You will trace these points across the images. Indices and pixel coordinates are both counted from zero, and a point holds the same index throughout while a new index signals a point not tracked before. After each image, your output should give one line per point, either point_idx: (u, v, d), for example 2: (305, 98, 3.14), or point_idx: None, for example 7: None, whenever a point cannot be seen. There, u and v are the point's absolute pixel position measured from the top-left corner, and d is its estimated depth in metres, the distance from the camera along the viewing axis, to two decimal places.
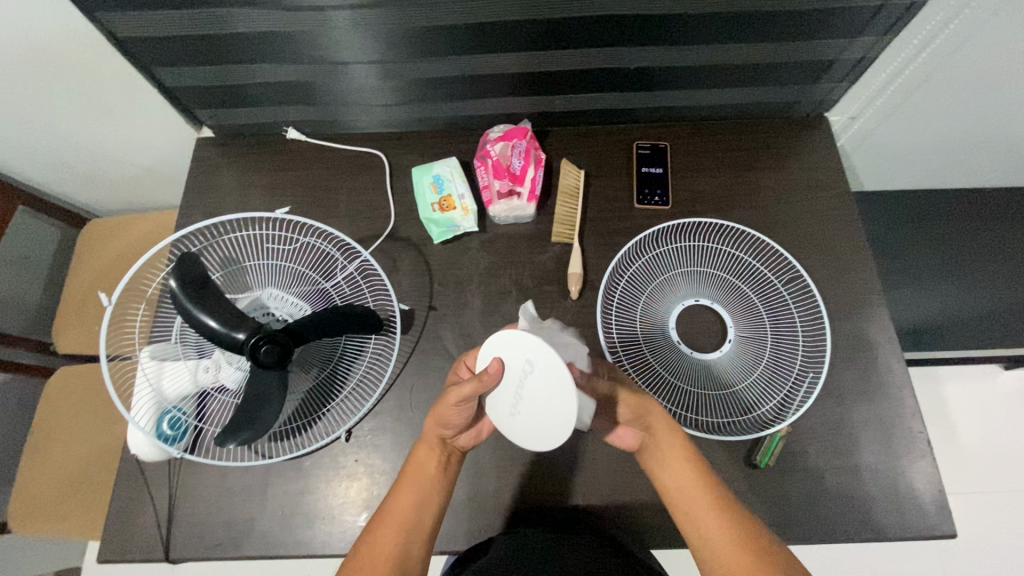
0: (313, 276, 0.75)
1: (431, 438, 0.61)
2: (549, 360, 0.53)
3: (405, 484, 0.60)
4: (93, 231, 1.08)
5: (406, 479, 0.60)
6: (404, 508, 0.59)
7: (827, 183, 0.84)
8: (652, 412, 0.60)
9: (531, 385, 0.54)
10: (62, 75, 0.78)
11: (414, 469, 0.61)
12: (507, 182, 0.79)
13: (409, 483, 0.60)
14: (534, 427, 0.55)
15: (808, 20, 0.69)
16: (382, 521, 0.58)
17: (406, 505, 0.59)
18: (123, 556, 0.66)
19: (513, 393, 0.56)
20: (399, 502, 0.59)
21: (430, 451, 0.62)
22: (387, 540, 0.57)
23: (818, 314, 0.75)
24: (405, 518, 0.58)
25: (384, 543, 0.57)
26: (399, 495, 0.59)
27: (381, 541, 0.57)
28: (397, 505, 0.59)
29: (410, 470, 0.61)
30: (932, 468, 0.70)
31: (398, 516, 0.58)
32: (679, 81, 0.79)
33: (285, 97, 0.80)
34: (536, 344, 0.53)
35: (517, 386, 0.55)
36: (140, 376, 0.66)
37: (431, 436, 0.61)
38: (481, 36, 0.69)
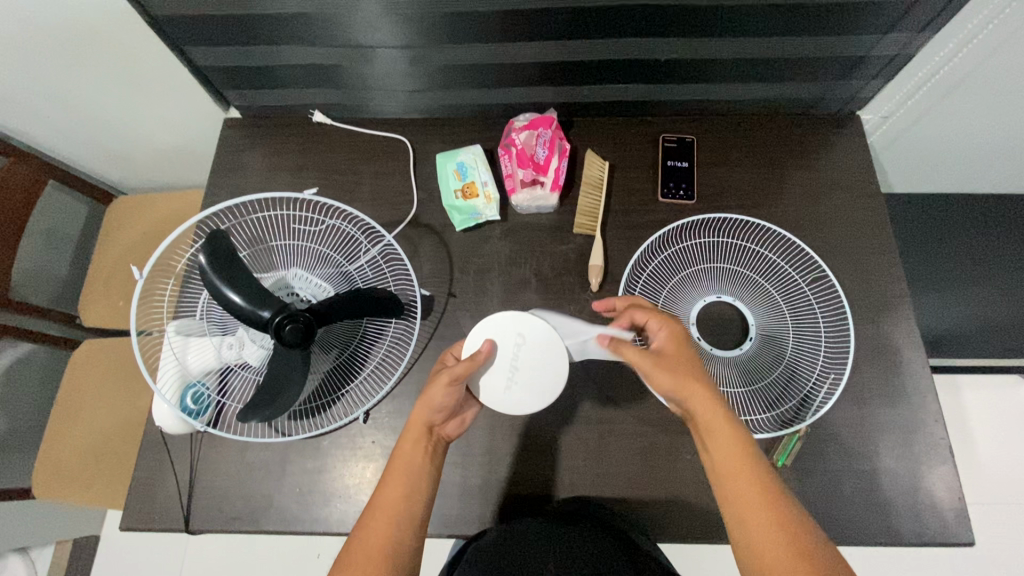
0: (336, 258, 0.76)
1: (417, 426, 0.59)
2: (538, 329, 0.64)
3: (393, 474, 0.57)
4: (121, 207, 1.10)
5: (394, 468, 0.58)
6: (392, 497, 0.56)
7: (856, 183, 0.83)
8: (691, 391, 0.56)
9: (524, 354, 0.64)
10: (96, 51, 0.79)
11: (402, 459, 0.58)
12: (531, 171, 0.79)
13: (396, 473, 0.57)
14: (534, 390, 0.63)
15: (846, 15, 0.67)
16: (373, 510, 0.56)
17: (395, 495, 0.56)
18: (144, 525, 0.68)
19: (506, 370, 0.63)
20: (389, 491, 0.57)
21: (417, 440, 0.59)
22: (376, 533, 0.54)
23: (842, 315, 0.74)
24: (395, 507, 0.56)
25: (376, 533, 0.54)
26: (388, 484, 0.57)
27: (372, 531, 0.54)
28: (386, 495, 0.56)
29: (396, 462, 0.58)
30: (952, 475, 0.69)
31: (386, 507, 0.55)
32: (708, 74, 0.78)
33: (313, 79, 0.80)
34: (524, 317, 0.64)
35: (511, 360, 0.63)
36: (167, 350, 0.67)
37: (417, 423, 0.59)
38: (511, 23, 0.69)
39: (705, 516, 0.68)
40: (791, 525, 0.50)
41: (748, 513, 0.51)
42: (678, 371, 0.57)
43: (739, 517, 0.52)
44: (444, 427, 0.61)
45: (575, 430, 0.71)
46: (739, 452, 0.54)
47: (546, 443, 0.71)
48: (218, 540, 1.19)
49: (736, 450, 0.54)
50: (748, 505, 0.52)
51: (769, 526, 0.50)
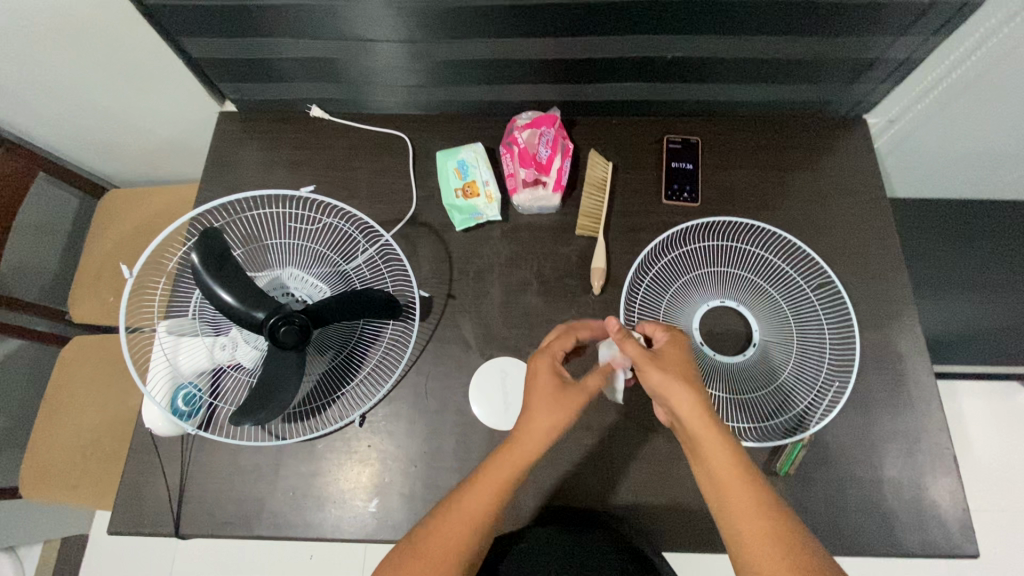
0: (333, 257, 0.74)
1: (538, 437, 0.55)
2: (516, 361, 0.73)
3: (497, 480, 0.53)
4: (113, 201, 1.08)
5: (494, 474, 0.54)
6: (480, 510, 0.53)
7: (863, 187, 0.81)
8: (677, 399, 0.55)
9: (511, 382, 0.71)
10: (87, 41, 0.76)
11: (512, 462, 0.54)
12: (533, 171, 0.77)
13: (497, 481, 0.53)
14: None
15: (857, 16, 0.66)
16: (453, 511, 0.53)
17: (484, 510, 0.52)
18: (133, 529, 0.66)
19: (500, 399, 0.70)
20: (479, 498, 0.53)
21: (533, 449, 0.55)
22: (454, 539, 0.51)
23: (847, 321, 0.73)
24: (482, 520, 0.52)
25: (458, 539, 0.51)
26: (479, 490, 0.53)
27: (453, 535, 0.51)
28: (477, 504, 0.53)
29: (496, 466, 0.54)
30: (957, 485, 0.68)
31: (473, 516, 0.52)
32: (716, 74, 0.76)
33: (311, 73, 0.78)
34: (503, 355, 0.73)
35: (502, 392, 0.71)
36: (158, 350, 0.65)
37: (538, 431, 0.55)
38: (514, 19, 0.67)
39: (707, 524, 0.66)
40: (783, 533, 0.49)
41: (740, 517, 0.51)
42: (673, 376, 0.55)
43: (732, 526, 0.51)
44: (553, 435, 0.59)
45: (575, 435, 0.70)
46: (730, 457, 0.52)
47: (545, 449, 0.69)
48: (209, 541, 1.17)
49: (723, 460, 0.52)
50: (739, 510, 0.51)
51: (761, 534, 0.49)
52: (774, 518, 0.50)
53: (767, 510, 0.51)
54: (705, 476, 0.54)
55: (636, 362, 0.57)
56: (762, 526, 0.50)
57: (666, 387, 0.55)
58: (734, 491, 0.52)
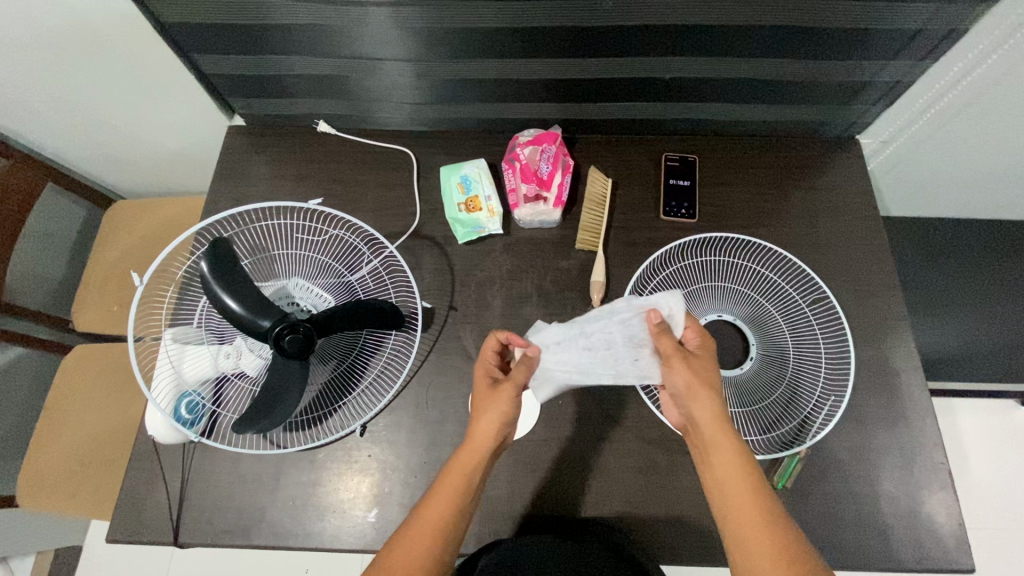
0: (337, 268, 0.75)
1: (482, 441, 0.57)
2: None
3: (447, 487, 0.55)
4: (120, 212, 1.09)
5: (447, 478, 0.56)
6: (437, 518, 0.54)
7: (856, 205, 0.83)
8: (697, 401, 0.56)
9: None
10: (102, 55, 0.79)
11: (460, 467, 0.56)
12: (534, 187, 0.79)
13: (450, 483, 0.56)
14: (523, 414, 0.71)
15: (847, 40, 0.68)
16: (421, 518, 0.54)
17: (441, 515, 0.54)
18: (131, 538, 0.66)
19: None
20: (439, 503, 0.55)
21: (479, 451, 0.57)
22: (418, 547, 0.53)
23: (842, 335, 0.75)
24: (443, 525, 0.54)
25: (420, 549, 0.53)
26: (437, 497, 0.55)
27: (414, 544, 0.53)
28: (434, 510, 0.54)
29: (449, 474, 0.56)
30: (953, 500, 0.68)
31: (431, 523, 0.54)
32: (713, 94, 0.79)
33: (319, 90, 0.80)
34: None
35: None
36: (162, 357, 0.66)
37: (481, 437, 0.57)
38: (516, 39, 0.69)
39: (705, 537, 0.67)
40: (787, 545, 0.50)
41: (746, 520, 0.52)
42: (698, 379, 0.57)
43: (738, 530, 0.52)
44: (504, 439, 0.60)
45: (574, 447, 0.70)
46: (740, 467, 0.54)
47: (545, 460, 0.70)
48: (206, 554, 1.16)
49: (737, 467, 0.54)
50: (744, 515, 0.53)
51: (768, 543, 0.50)
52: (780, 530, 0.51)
53: (772, 520, 0.52)
54: (714, 477, 0.56)
55: (667, 358, 0.59)
56: (764, 534, 0.51)
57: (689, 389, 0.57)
58: (742, 497, 0.53)
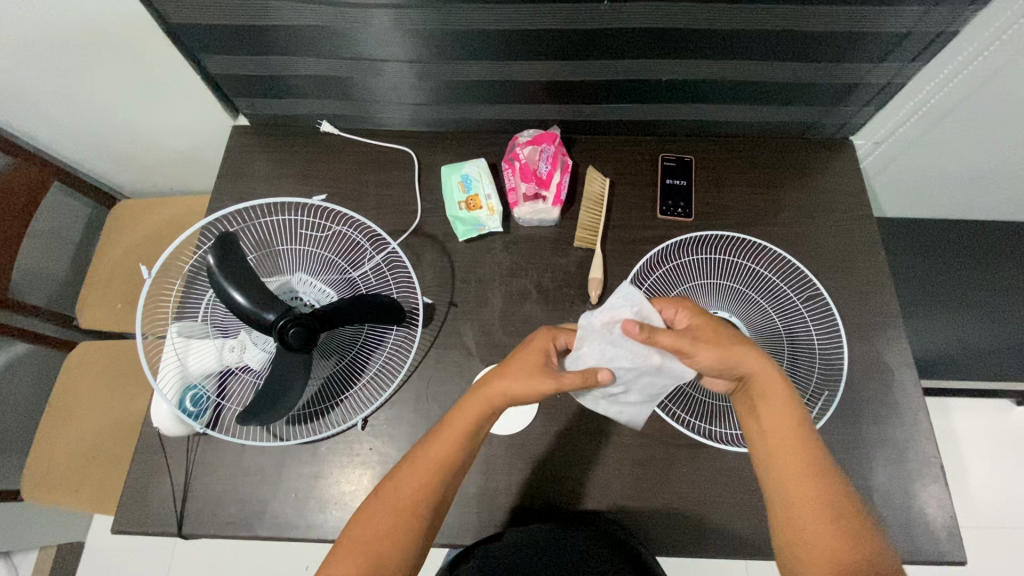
0: (340, 264, 0.77)
1: (488, 399, 0.58)
2: None
3: (447, 434, 0.57)
4: (124, 211, 1.11)
5: (450, 424, 0.58)
6: (433, 461, 0.56)
7: (850, 205, 0.85)
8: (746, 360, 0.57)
9: None
10: (109, 55, 0.80)
11: (462, 415, 0.58)
12: (533, 185, 0.81)
13: (452, 430, 0.58)
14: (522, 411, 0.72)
15: (839, 43, 0.70)
16: (415, 463, 0.56)
17: (434, 461, 0.56)
18: (136, 528, 0.67)
19: None
20: (433, 453, 0.57)
21: (480, 406, 0.58)
22: (408, 491, 0.55)
23: (836, 331, 0.76)
24: (433, 474, 0.56)
25: (412, 488, 0.55)
26: (434, 444, 0.57)
27: (407, 485, 0.55)
28: (432, 453, 0.57)
29: (451, 419, 0.58)
30: (944, 493, 0.69)
31: (424, 468, 0.56)
32: (708, 96, 0.80)
33: (323, 90, 0.82)
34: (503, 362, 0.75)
35: None
36: (168, 349, 0.68)
37: (487, 396, 0.58)
38: (517, 41, 0.71)
39: (701, 529, 0.68)
40: (831, 493, 0.54)
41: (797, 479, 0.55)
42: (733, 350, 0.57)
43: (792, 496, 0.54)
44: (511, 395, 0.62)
45: (572, 441, 0.71)
46: (790, 424, 0.56)
47: (544, 453, 0.71)
48: (207, 550, 1.17)
49: (789, 422, 0.56)
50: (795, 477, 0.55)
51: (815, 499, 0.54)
52: (825, 480, 0.54)
53: (820, 472, 0.55)
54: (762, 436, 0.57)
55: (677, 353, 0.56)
56: (813, 489, 0.54)
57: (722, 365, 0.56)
58: (791, 459, 0.55)
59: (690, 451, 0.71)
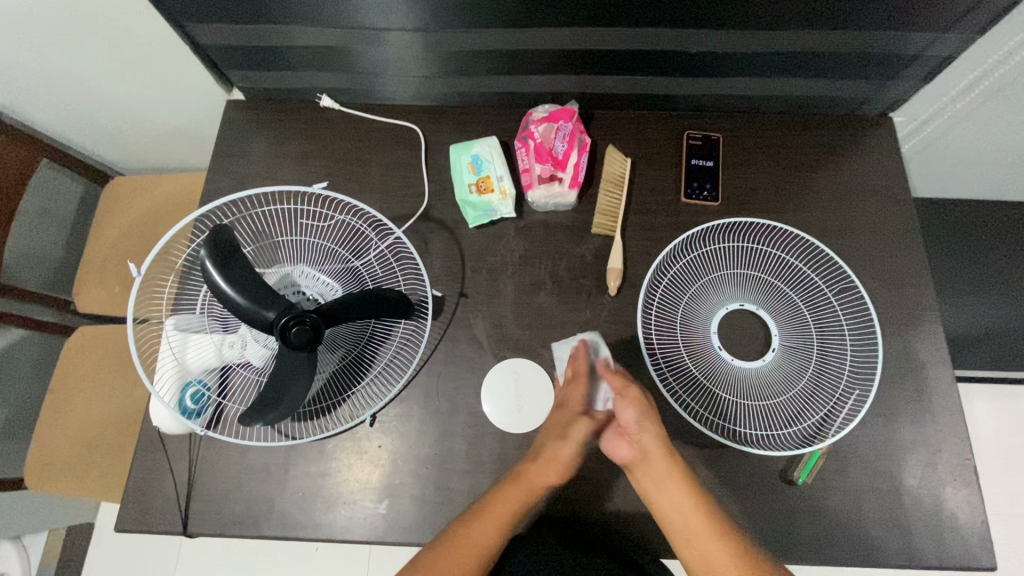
0: (342, 254, 0.72)
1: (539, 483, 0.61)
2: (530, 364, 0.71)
3: (495, 522, 0.59)
4: (117, 189, 1.06)
5: (494, 515, 0.59)
6: (477, 547, 0.58)
7: (888, 189, 0.79)
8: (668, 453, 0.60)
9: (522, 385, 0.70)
10: (89, 23, 0.74)
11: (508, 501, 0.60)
12: (549, 167, 0.75)
13: (496, 521, 0.59)
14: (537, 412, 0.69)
15: (893, 11, 0.63)
16: (455, 544, 0.58)
17: (483, 547, 0.58)
18: (140, 527, 0.66)
19: (512, 403, 0.70)
20: (478, 538, 0.58)
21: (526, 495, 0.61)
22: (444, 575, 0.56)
23: (870, 327, 0.72)
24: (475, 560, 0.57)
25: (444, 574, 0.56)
26: (481, 529, 0.58)
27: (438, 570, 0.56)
28: (474, 535, 0.58)
29: (496, 504, 0.60)
30: (977, 497, 0.67)
31: (471, 552, 0.57)
32: (741, 69, 0.74)
33: (322, 62, 0.76)
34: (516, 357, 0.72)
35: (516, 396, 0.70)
36: (164, 346, 0.64)
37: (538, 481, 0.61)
38: (534, 8, 0.64)
39: None
40: None
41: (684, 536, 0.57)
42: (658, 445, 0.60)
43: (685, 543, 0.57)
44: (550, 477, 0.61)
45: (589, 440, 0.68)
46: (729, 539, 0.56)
47: None
48: (213, 549, 1.17)
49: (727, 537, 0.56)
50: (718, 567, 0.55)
51: None
52: None
53: None
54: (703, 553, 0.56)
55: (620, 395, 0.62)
56: None
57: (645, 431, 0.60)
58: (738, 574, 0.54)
59: (710, 451, 0.68)
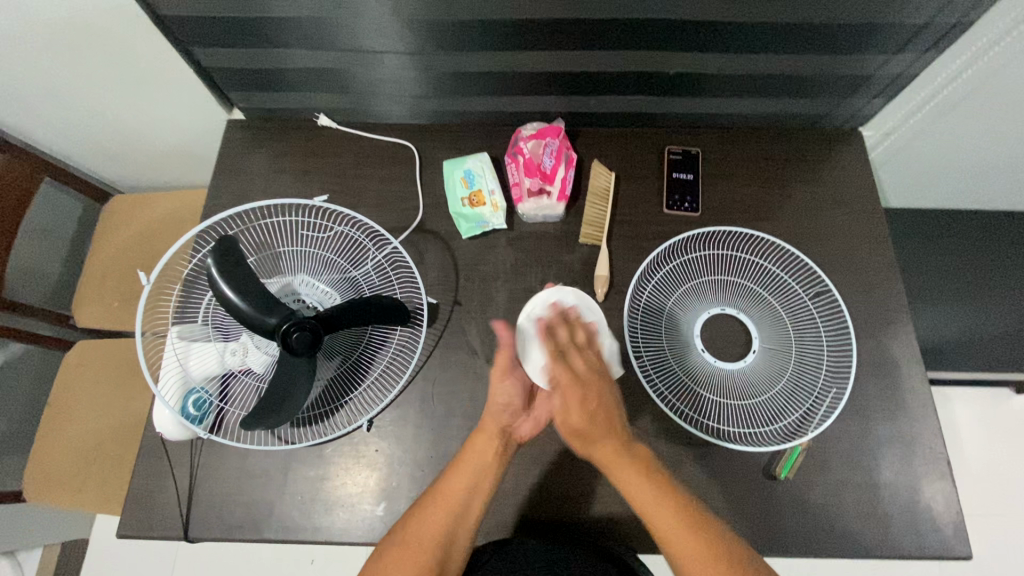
0: (341, 264, 0.75)
1: (490, 427, 0.64)
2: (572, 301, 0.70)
3: (460, 470, 0.62)
4: (118, 206, 1.09)
5: (456, 468, 0.63)
6: (451, 497, 0.61)
7: (858, 198, 0.84)
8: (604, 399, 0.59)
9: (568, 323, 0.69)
10: (94, 46, 0.77)
11: (474, 453, 0.63)
12: (538, 181, 0.79)
13: (459, 472, 0.62)
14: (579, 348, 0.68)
15: (851, 35, 0.68)
16: (433, 499, 0.62)
17: (453, 496, 0.61)
18: (142, 533, 0.67)
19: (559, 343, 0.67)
20: (449, 488, 0.62)
21: (489, 442, 0.63)
22: (428, 528, 0.60)
23: (845, 328, 0.75)
24: (452, 511, 0.61)
25: (428, 528, 0.60)
26: (453, 479, 0.62)
27: (423, 525, 0.60)
28: (448, 493, 0.61)
29: (463, 459, 0.63)
30: (952, 489, 0.70)
31: (445, 504, 0.61)
32: (716, 88, 0.78)
33: (320, 84, 0.80)
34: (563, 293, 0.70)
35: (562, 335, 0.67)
36: (169, 353, 0.66)
37: (491, 426, 0.64)
38: (520, 33, 0.69)
39: None
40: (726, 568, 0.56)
41: (671, 533, 0.58)
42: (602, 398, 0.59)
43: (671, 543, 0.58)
44: (517, 428, 0.65)
45: None
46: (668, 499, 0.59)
47: (549, 454, 0.70)
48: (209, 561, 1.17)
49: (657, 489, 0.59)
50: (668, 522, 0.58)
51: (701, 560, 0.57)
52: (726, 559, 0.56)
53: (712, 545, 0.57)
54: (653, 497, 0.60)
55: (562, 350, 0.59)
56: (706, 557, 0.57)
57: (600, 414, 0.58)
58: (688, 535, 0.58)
59: (697, 449, 0.71)
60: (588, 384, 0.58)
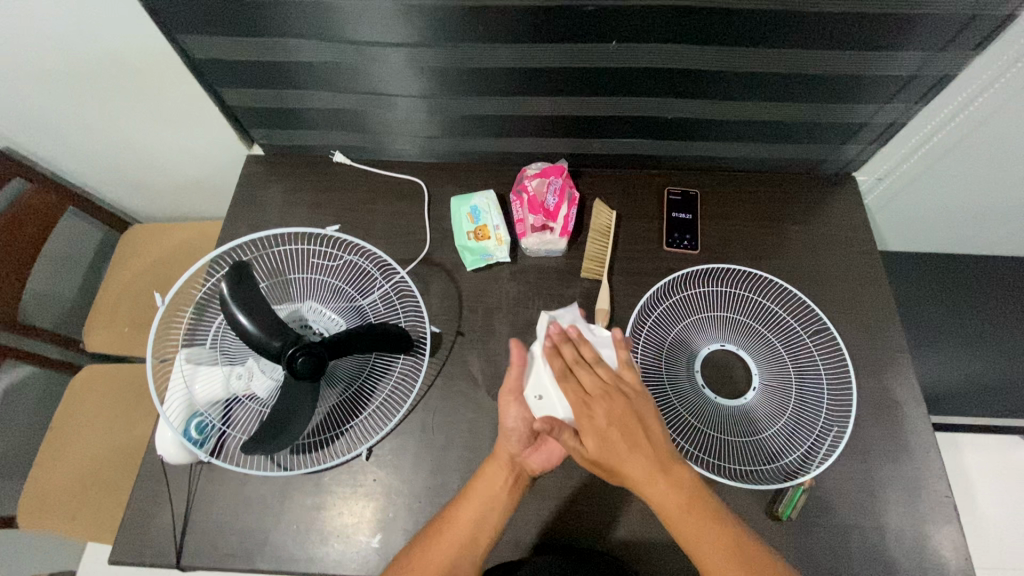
0: (349, 292, 0.77)
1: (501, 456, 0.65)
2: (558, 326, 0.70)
3: (470, 498, 0.63)
4: (136, 235, 1.13)
5: (469, 497, 0.63)
6: (461, 528, 0.61)
7: (853, 239, 0.86)
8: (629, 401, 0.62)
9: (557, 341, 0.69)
10: (127, 84, 0.82)
11: (483, 483, 0.64)
12: (541, 217, 0.81)
13: (472, 501, 0.63)
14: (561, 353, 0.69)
15: (841, 85, 0.72)
16: (445, 526, 0.61)
17: (464, 525, 0.61)
18: (133, 559, 0.66)
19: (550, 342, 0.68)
20: (460, 518, 0.62)
21: (500, 472, 0.64)
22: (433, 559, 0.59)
23: (844, 366, 0.76)
24: (462, 541, 0.60)
25: (434, 557, 0.59)
26: (462, 509, 0.62)
27: (430, 557, 0.59)
28: (456, 522, 0.61)
29: (475, 485, 0.64)
30: (959, 534, 0.68)
31: (455, 533, 0.61)
32: (711, 133, 0.82)
33: (337, 122, 0.84)
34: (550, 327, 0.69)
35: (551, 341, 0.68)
36: (176, 376, 0.68)
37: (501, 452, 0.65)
38: (526, 81, 0.74)
39: None
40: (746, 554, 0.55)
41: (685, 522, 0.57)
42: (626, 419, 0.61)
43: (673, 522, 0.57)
44: (528, 459, 0.66)
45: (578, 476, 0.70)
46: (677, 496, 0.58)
47: (548, 488, 0.69)
48: None
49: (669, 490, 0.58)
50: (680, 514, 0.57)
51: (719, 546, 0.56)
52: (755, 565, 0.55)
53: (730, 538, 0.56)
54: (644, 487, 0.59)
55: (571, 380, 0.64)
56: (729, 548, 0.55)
57: (614, 427, 0.61)
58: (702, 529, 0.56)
59: None
60: (599, 398, 0.62)
